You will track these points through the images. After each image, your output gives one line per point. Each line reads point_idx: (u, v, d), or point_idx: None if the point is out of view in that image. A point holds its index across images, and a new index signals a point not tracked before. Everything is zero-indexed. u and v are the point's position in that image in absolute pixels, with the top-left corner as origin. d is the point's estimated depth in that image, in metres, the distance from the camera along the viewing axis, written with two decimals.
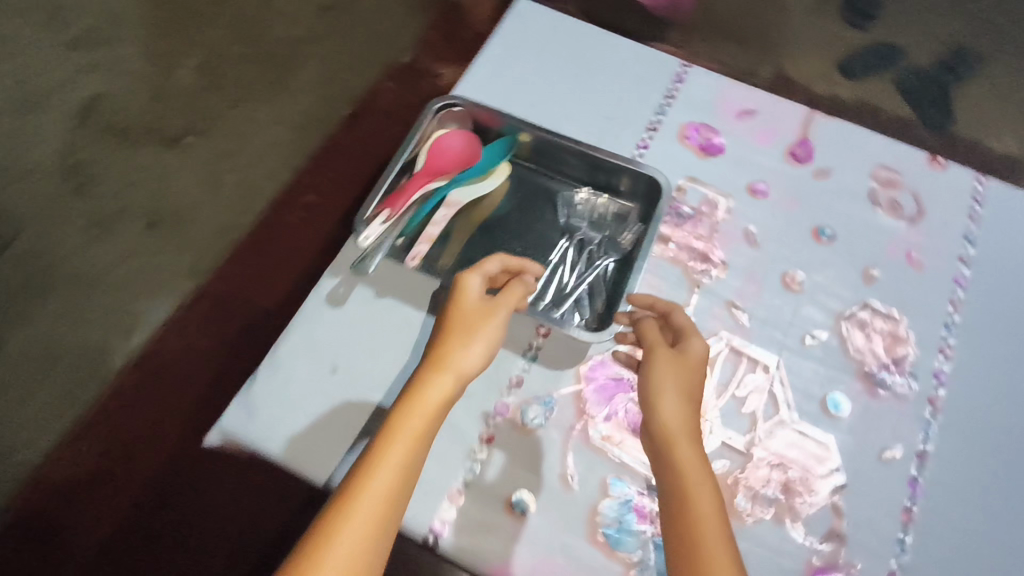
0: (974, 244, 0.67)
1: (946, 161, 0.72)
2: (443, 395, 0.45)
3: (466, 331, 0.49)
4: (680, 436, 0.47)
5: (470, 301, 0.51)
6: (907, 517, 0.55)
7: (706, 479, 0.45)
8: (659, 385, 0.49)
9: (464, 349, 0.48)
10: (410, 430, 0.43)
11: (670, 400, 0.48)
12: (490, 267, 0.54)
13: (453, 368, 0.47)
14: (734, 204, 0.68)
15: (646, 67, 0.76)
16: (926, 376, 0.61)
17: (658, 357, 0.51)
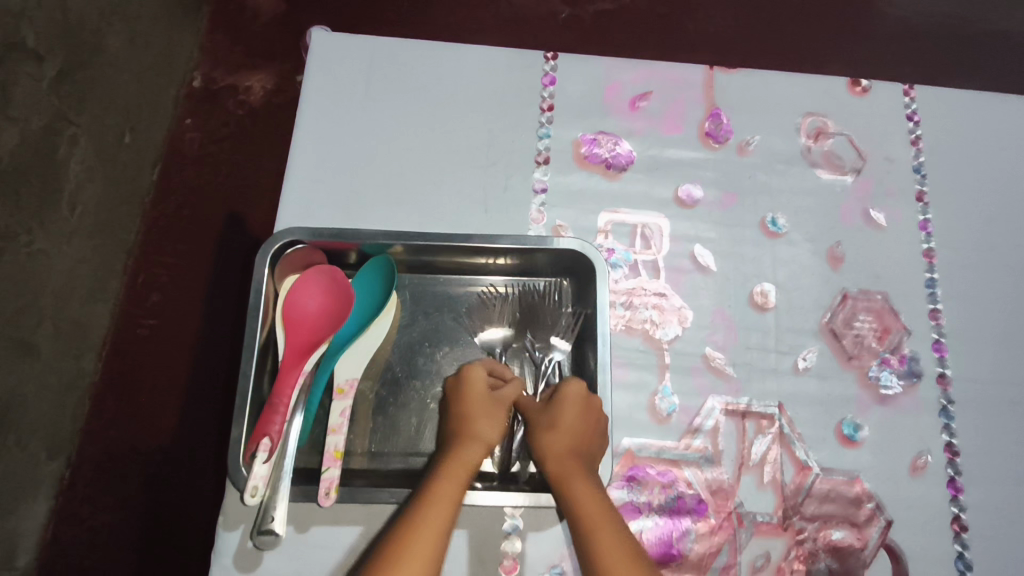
0: (925, 176, 0.59)
1: (866, 84, 0.62)
2: (471, 468, 0.43)
3: (486, 409, 0.45)
4: (563, 468, 0.44)
5: (475, 387, 0.46)
6: (958, 526, 0.50)
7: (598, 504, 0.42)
8: (535, 429, 0.46)
9: (482, 426, 0.45)
10: (447, 505, 0.40)
11: (547, 441, 0.45)
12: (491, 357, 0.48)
13: (474, 438, 0.44)
14: (667, 225, 0.56)
15: (504, 78, 0.60)
16: (929, 355, 0.54)
17: (531, 415, 0.47)
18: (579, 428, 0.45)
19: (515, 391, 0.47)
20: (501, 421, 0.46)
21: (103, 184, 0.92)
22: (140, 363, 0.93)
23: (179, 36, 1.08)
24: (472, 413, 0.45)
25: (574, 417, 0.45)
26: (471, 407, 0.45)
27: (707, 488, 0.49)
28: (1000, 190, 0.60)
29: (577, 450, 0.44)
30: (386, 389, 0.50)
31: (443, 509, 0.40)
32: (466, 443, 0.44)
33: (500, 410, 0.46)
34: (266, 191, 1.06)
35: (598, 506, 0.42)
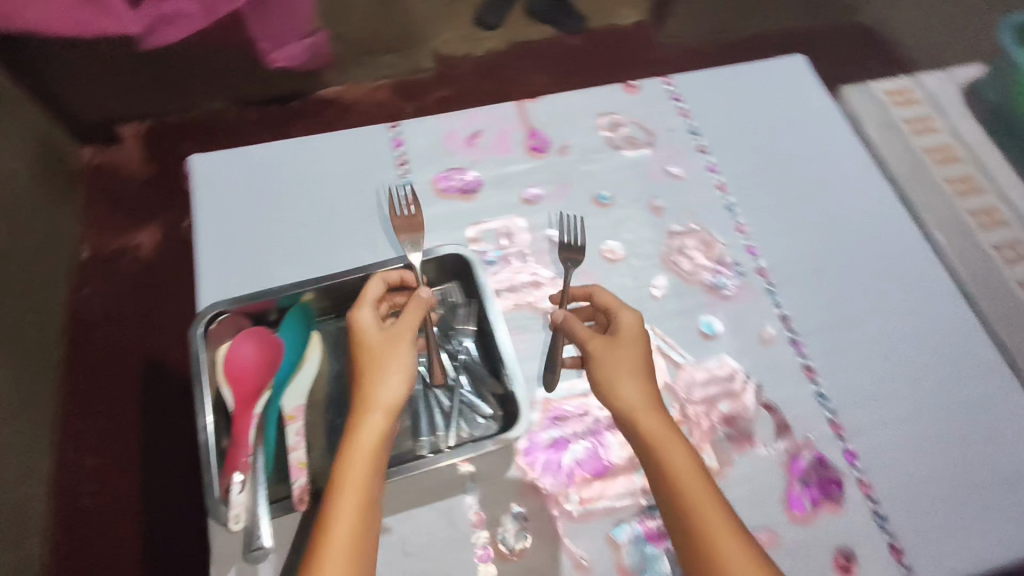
0: (700, 134, 0.77)
1: (636, 83, 0.80)
2: (377, 433, 0.46)
3: (384, 360, 0.49)
4: (646, 415, 0.49)
5: (371, 337, 0.51)
6: (809, 372, 0.63)
7: (687, 458, 0.47)
8: (609, 366, 0.51)
9: (382, 382, 0.48)
10: (360, 474, 0.44)
11: (627, 385, 0.50)
12: (373, 292, 0.54)
13: (378, 404, 0.47)
14: (523, 221, 0.70)
15: (361, 151, 0.73)
16: (746, 256, 0.69)
17: (596, 351, 0.53)
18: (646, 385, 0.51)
19: (405, 330, 0.51)
20: (400, 367, 0.49)
21: (16, 365, 0.95)
22: (91, 527, 0.94)
23: (62, 216, 1.15)
24: (370, 371, 0.49)
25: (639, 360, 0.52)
26: (369, 364, 0.49)
27: None
28: (758, 125, 0.78)
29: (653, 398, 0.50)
30: (333, 411, 0.57)
31: (354, 483, 0.44)
32: (369, 411, 0.47)
33: (398, 354, 0.50)
34: (178, 326, 1.10)
35: (690, 461, 0.46)
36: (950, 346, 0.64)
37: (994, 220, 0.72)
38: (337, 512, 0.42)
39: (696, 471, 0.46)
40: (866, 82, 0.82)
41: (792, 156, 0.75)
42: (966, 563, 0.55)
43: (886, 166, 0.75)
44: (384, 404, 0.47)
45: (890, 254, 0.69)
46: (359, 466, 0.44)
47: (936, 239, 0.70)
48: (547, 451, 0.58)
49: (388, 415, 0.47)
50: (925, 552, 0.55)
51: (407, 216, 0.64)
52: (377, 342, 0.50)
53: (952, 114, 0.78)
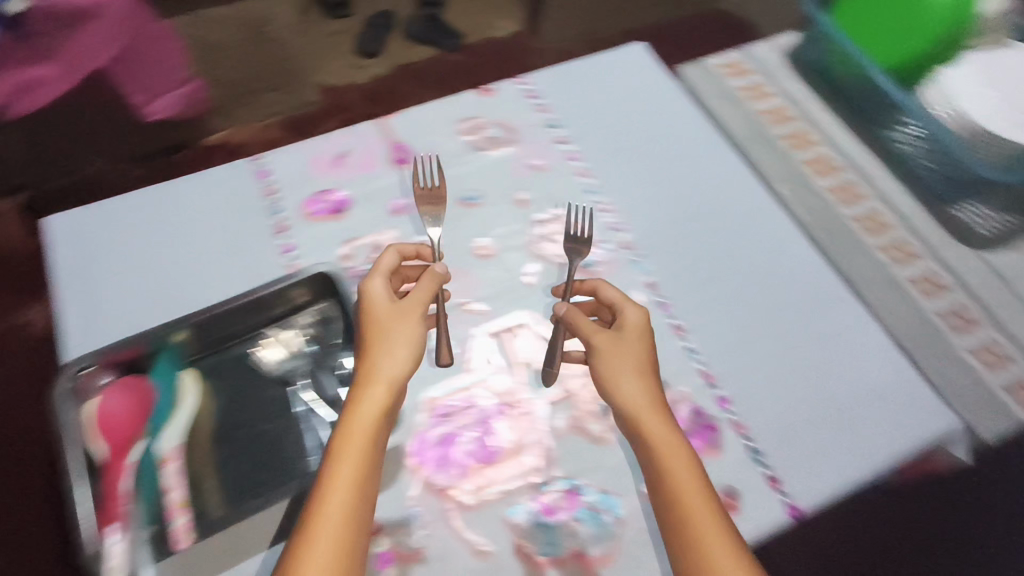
0: (559, 124, 0.80)
1: (492, 86, 0.83)
2: (379, 405, 0.53)
3: (393, 332, 0.56)
4: (650, 419, 0.54)
5: (381, 310, 0.57)
6: (678, 330, 0.66)
7: (685, 461, 0.52)
8: (606, 356, 0.57)
9: (387, 357, 0.55)
10: (359, 442, 0.51)
11: (626, 383, 0.56)
12: (386, 265, 0.60)
13: (378, 377, 0.54)
14: (394, 233, 0.71)
15: (226, 187, 0.73)
16: (610, 233, 0.72)
17: (600, 345, 0.58)
18: (643, 384, 0.56)
19: (413, 307, 0.58)
20: (406, 345, 0.56)
21: None
22: None
23: None
24: (374, 343, 0.56)
25: (638, 351, 0.58)
26: (377, 335, 0.56)
27: (501, 393, 0.62)
28: (611, 110, 0.82)
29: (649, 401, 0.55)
30: (218, 448, 0.57)
31: (353, 451, 0.50)
32: (371, 386, 0.53)
33: (405, 331, 0.56)
34: None
35: (693, 477, 0.52)
36: (801, 286, 0.69)
37: (825, 167, 0.78)
38: (337, 475, 0.49)
39: (694, 479, 0.52)
40: (702, 58, 0.88)
41: (644, 135, 0.80)
42: (834, 483, 0.59)
43: (728, 132, 0.81)
44: (385, 378, 0.54)
45: (738, 211, 0.75)
46: (358, 436, 0.51)
47: (777, 190, 0.77)
48: (437, 448, 0.59)
49: (390, 390, 0.54)
50: (798, 478, 0.59)
51: (432, 187, 0.71)
52: (386, 312, 0.57)
53: (781, 77, 0.85)
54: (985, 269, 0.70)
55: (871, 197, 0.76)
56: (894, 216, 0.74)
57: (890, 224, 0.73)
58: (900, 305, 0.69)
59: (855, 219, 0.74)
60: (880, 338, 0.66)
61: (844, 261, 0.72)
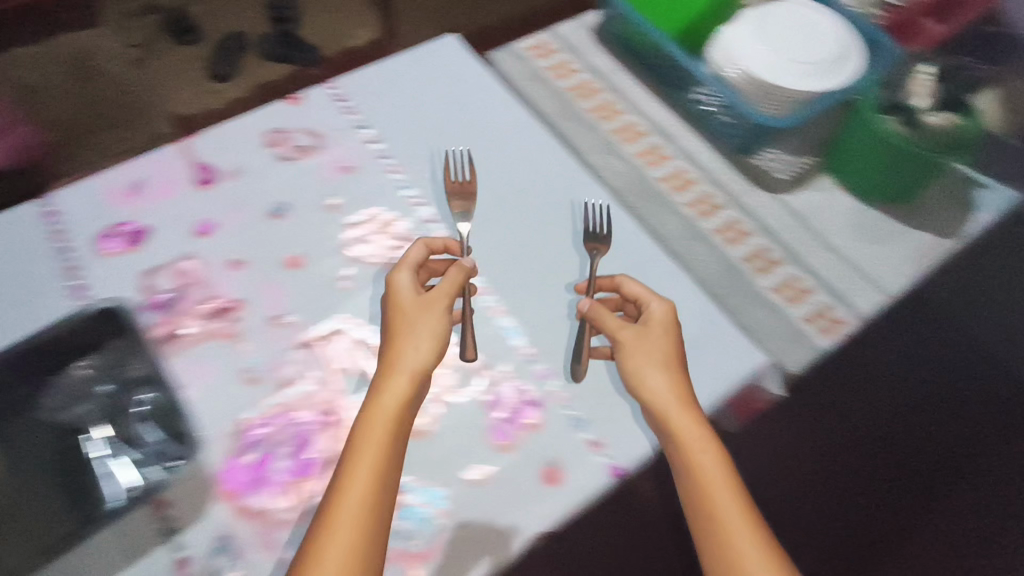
0: (368, 125, 0.79)
1: (299, 95, 0.81)
2: (400, 396, 0.57)
3: (416, 320, 0.60)
4: (680, 413, 0.57)
5: (406, 301, 0.61)
6: (496, 312, 0.66)
7: (710, 453, 0.56)
8: (632, 350, 0.60)
9: (409, 347, 0.59)
10: (380, 434, 0.55)
11: (652, 377, 0.58)
12: (414, 258, 0.64)
13: (402, 365, 0.58)
14: (198, 256, 0.69)
15: (8, 234, 0.68)
16: (425, 226, 0.72)
17: (626, 341, 0.61)
18: (670, 380, 0.59)
19: (437, 299, 0.62)
20: (428, 336, 0.60)
21: None
22: None
23: None
24: (397, 332, 0.60)
25: (665, 344, 0.60)
26: (403, 324, 0.60)
27: (317, 403, 0.61)
28: (421, 104, 0.82)
29: (682, 397, 0.58)
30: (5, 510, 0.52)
31: (373, 441, 0.54)
32: (393, 373, 0.58)
33: (429, 321, 0.60)
34: None
35: (725, 474, 0.56)
36: (614, 250, 0.71)
37: (631, 133, 0.80)
38: (358, 465, 0.53)
39: (721, 474, 0.56)
40: (510, 42, 0.90)
41: (456, 125, 0.80)
42: (652, 435, 0.60)
43: (539, 110, 0.83)
44: (406, 364, 0.58)
45: (552, 185, 0.76)
46: (380, 429, 0.55)
47: (587, 160, 0.79)
48: (250, 471, 0.57)
49: (412, 379, 0.58)
50: (618, 438, 0.59)
51: (463, 181, 0.73)
52: (411, 304, 0.61)
53: (585, 51, 0.87)
54: (775, 211, 0.75)
55: (674, 156, 0.79)
56: (696, 171, 0.78)
57: (693, 179, 0.77)
58: (705, 255, 0.72)
59: (661, 179, 0.77)
60: (688, 287, 0.68)
61: (653, 220, 0.74)
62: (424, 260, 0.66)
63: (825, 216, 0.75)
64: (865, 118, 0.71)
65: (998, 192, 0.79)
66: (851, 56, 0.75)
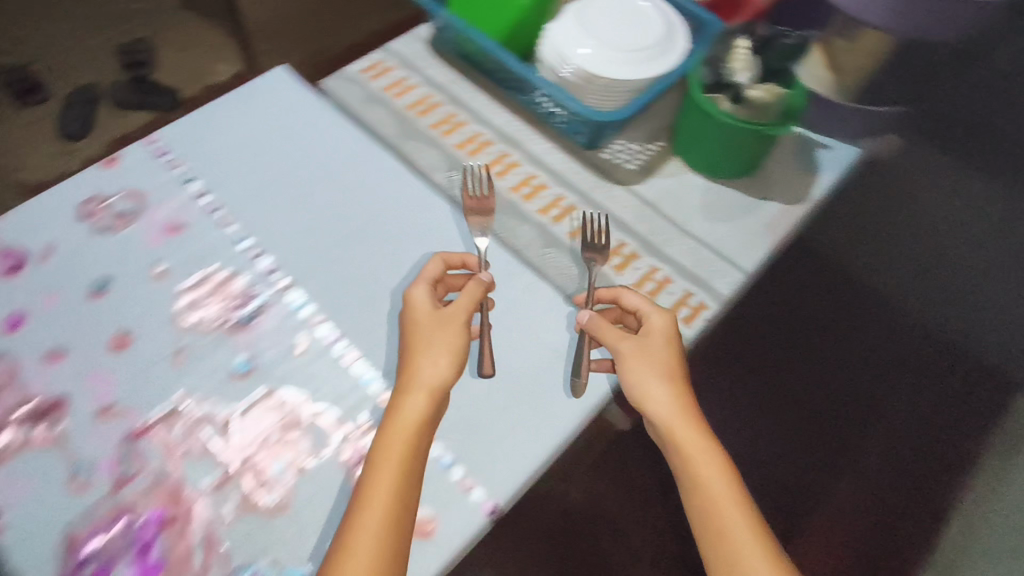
0: (194, 178, 0.74)
1: (115, 155, 0.73)
2: (418, 415, 0.56)
3: (432, 335, 0.59)
4: (680, 423, 0.60)
5: (422, 315, 0.60)
6: (348, 359, 0.62)
7: (712, 459, 0.59)
8: (633, 358, 0.61)
9: (426, 364, 0.58)
10: (396, 451, 0.54)
11: (655, 388, 0.60)
12: (431, 273, 0.63)
13: (419, 382, 0.57)
14: (7, 354, 0.61)
15: None
16: (265, 278, 0.67)
17: (628, 352, 0.61)
18: (670, 392, 0.60)
19: (456, 312, 0.60)
20: (447, 352, 0.59)
21: None
22: None
23: None
24: (415, 348, 0.59)
25: (666, 352, 0.62)
26: (420, 340, 0.59)
27: (156, 499, 0.54)
28: (256, 148, 0.77)
29: (682, 410, 0.60)
30: None
31: (391, 461, 0.54)
32: (412, 389, 0.57)
33: (448, 337, 0.59)
34: None
35: (727, 483, 0.58)
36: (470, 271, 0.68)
37: (478, 144, 0.78)
38: (375, 485, 0.53)
39: (725, 478, 0.58)
40: (343, 67, 0.85)
41: (296, 164, 0.76)
42: (527, 460, 0.58)
43: (380, 135, 0.79)
44: (427, 380, 0.57)
45: (401, 212, 0.72)
46: (396, 447, 0.54)
47: (436, 180, 0.75)
48: None
49: (430, 398, 0.57)
50: (488, 474, 0.57)
51: (479, 196, 0.69)
52: (428, 319, 0.60)
53: (422, 67, 0.84)
54: (630, 204, 0.74)
55: (524, 162, 0.77)
56: (547, 174, 0.76)
57: (545, 184, 0.75)
58: (563, 262, 0.70)
59: (512, 188, 0.75)
60: (551, 298, 0.67)
61: (509, 234, 0.72)
62: (441, 275, 0.65)
63: (678, 201, 0.75)
64: (695, 100, 0.70)
65: (838, 151, 0.82)
66: (677, 40, 0.75)
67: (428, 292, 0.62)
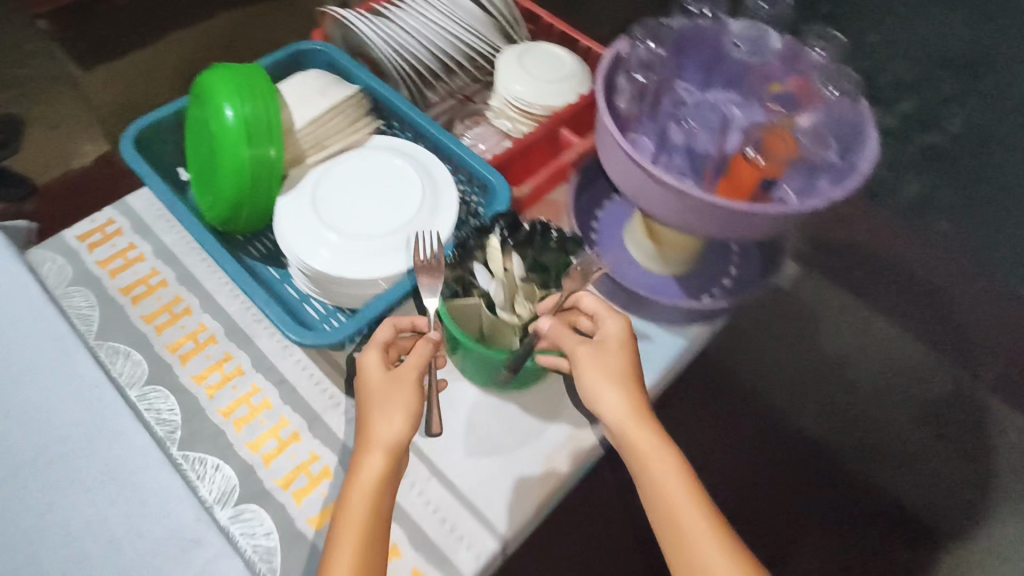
0: None
1: None
2: (377, 473, 0.49)
3: (387, 395, 0.51)
4: (637, 424, 0.50)
5: (375, 375, 0.52)
6: None
7: (665, 455, 0.49)
8: (582, 357, 0.53)
9: (382, 421, 0.50)
10: (359, 515, 0.48)
11: (607, 394, 0.51)
12: (382, 336, 0.54)
13: (376, 444, 0.50)
14: None
15: None
16: None
17: (579, 354, 0.53)
18: (628, 395, 0.51)
19: (412, 368, 0.52)
20: (404, 410, 0.50)
21: None
22: None
23: None
24: (368, 409, 0.51)
25: (622, 357, 0.53)
26: (374, 401, 0.51)
27: None
28: None
29: (641, 411, 0.51)
30: None
31: (354, 526, 0.47)
32: (365, 453, 0.50)
33: (405, 392, 0.51)
34: None
35: (694, 496, 0.48)
36: (135, 549, 0.52)
37: (196, 344, 0.62)
38: (338, 551, 0.47)
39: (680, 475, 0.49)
40: (63, 231, 0.69)
41: None
42: None
43: (78, 330, 0.62)
44: (380, 444, 0.50)
45: (77, 451, 0.56)
46: (359, 510, 0.48)
47: (132, 397, 0.60)
48: None
49: (394, 455, 0.50)
50: None
51: (428, 261, 0.55)
52: (382, 378, 0.52)
53: (156, 232, 0.69)
54: None
55: (249, 369, 0.61)
56: (275, 386, 0.61)
57: (270, 402, 0.60)
58: (261, 525, 0.54)
59: (224, 411, 0.59)
60: None
61: (201, 482, 0.56)
62: (394, 340, 0.56)
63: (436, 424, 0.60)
64: (443, 311, 0.55)
65: (660, 343, 0.66)
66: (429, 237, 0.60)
67: (383, 352, 0.54)
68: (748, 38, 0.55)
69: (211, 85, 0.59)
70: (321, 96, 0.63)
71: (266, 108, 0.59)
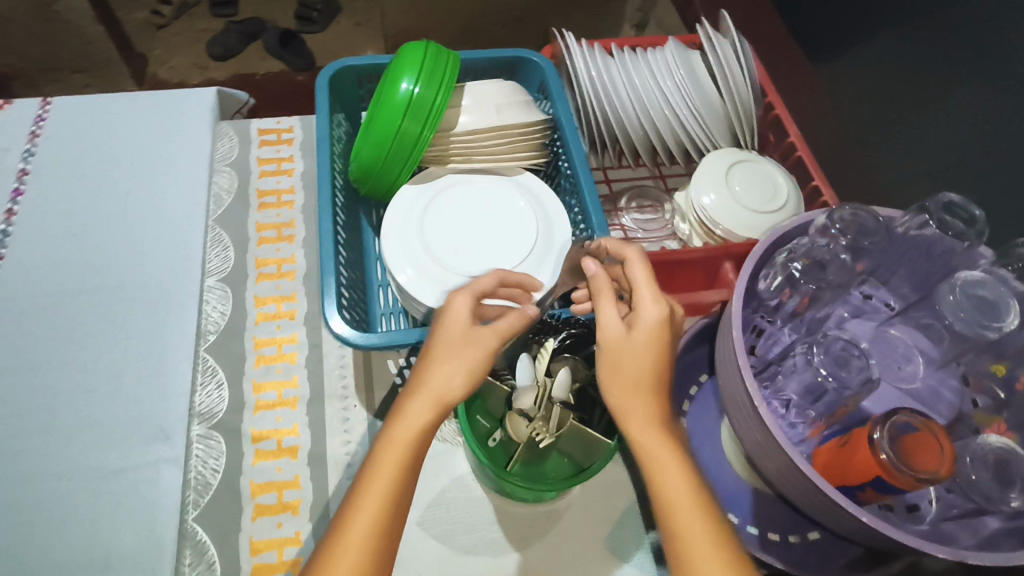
0: (34, 157, 0.69)
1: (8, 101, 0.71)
2: (421, 428, 0.39)
3: (458, 345, 0.42)
4: (649, 426, 0.39)
5: (454, 323, 0.43)
6: None
7: (676, 457, 0.39)
8: (614, 341, 0.41)
9: (442, 370, 0.41)
10: (392, 466, 0.38)
11: (621, 385, 0.40)
12: (478, 286, 0.46)
13: (428, 391, 0.40)
14: None
15: None
16: None
17: (611, 336, 0.41)
18: (653, 375, 0.40)
19: (501, 332, 0.43)
20: (472, 366, 0.41)
21: None
22: None
23: None
24: (430, 356, 0.42)
25: (651, 348, 0.41)
26: (443, 344, 0.42)
27: None
28: (104, 154, 0.70)
29: (660, 405, 0.40)
30: None
31: (383, 477, 0.38)
32: (415, 397, 0.40)
33: (478, 347, 0.42)
34: None
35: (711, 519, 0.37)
36: (128, 409, 0.57)
37: (277, 270, 0.65)
38: (365, 498, 0.37)
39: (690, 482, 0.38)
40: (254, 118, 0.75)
41: (115, 192, 0.68)
42: None
43: (210, 206, 0.68)
44: (435, 396, 0.40)
45: (144, 303, 0.62)
46: (392, 459, 0.38)
47: (206, 284, 0.64)
48: None
49: (445, 409, 0.40)
50: None
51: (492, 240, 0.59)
52: (461, 323, 0.43)
53: (315, 157, 0.72)
54: (355, 447, 0.56)
55: (299, 318, 0.62)
56: (309, 346, 0.61)
57: (295, 357, 0.60)
58: (215, 460, 0.55)
59: (258, 341, 0.61)
60: (167, 493, 0.54)
61: (200, 390, 0.58)
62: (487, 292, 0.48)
63: None
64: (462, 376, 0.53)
65: None
66: None
67: (472, 299, 0.45)
68: (976, 298, 0.40)
69: (396, 57, 0.58)
70: (494, 112, 0.60)
71: (436, 96, 0.57)
